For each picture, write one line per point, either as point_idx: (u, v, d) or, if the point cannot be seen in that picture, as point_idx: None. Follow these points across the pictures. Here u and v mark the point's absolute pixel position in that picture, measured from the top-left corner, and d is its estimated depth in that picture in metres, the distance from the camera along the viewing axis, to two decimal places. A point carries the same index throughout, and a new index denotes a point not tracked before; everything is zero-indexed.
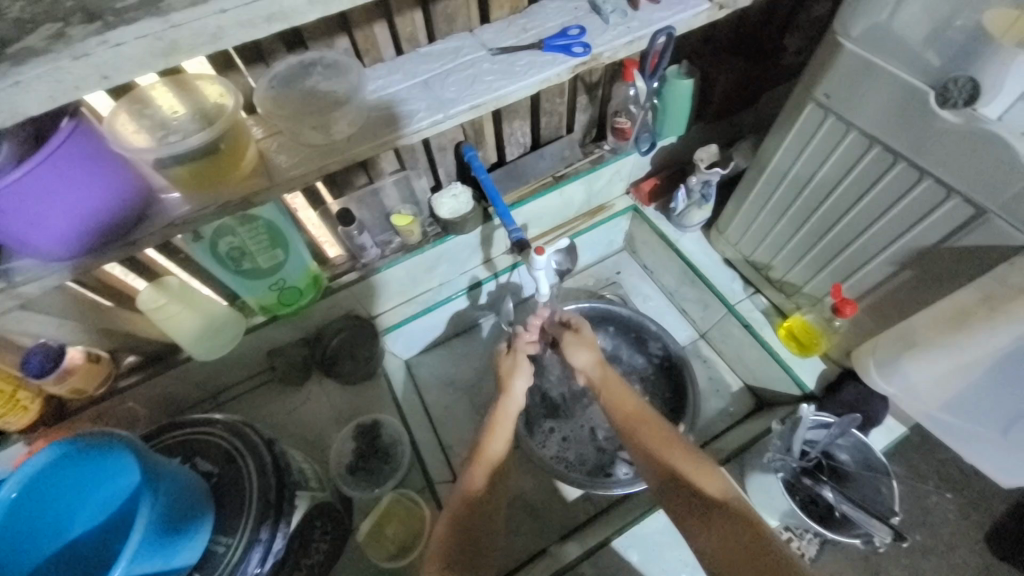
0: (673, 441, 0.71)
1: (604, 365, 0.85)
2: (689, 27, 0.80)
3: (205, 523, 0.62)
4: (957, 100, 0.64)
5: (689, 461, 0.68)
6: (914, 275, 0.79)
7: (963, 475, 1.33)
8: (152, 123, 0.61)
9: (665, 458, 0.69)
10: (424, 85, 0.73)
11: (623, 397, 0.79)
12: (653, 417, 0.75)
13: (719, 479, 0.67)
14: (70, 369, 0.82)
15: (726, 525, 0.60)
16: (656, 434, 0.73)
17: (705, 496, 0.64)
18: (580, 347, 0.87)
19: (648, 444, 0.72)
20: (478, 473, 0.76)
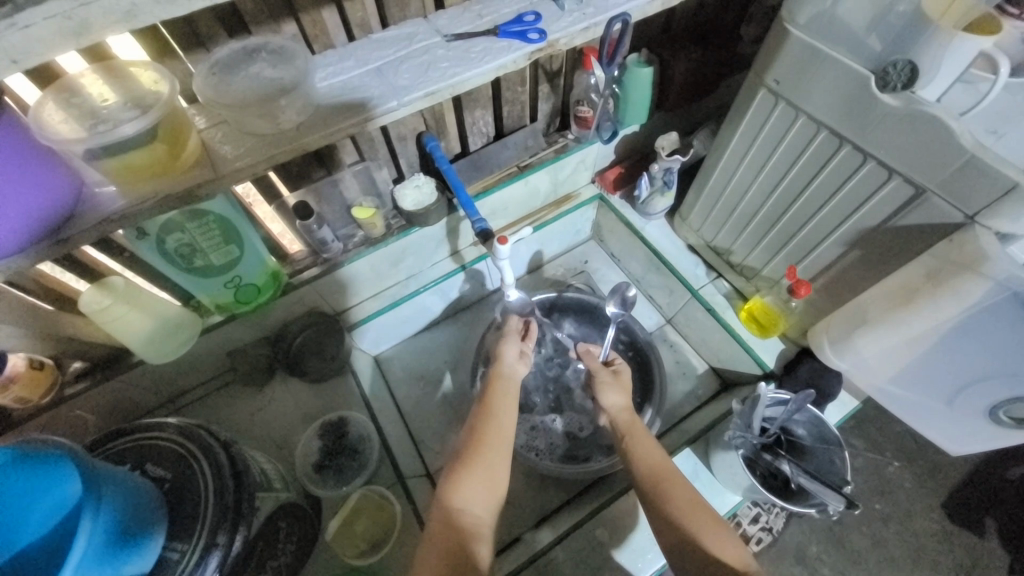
0: (695, 504, 0.71)
1: (632, 413, 0.87)
2: (644, 14, 0.80)
3: (157, 528, 0.59)
4: (897, 83, 0.67)
5: (709, 524, 0.68)
6: (861, 254, 0.82)
7: (917, 445, 1.40)
8: (81, 112, 0.57)
9: (682, 519, 0.69)
10: (376, 72, 0.71)
11: (646, 448, 0.80)
12: (676, 474, 0.75)
13: (733, 544, 0.66)
14: (14, 377, 0.78)
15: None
16: (679, 494, 0.73)
17: (724, 562, 0.63)
18: (614, 390, 0.89)
19: (674, 498, 0.72)
20: (460, 481, 0.70)
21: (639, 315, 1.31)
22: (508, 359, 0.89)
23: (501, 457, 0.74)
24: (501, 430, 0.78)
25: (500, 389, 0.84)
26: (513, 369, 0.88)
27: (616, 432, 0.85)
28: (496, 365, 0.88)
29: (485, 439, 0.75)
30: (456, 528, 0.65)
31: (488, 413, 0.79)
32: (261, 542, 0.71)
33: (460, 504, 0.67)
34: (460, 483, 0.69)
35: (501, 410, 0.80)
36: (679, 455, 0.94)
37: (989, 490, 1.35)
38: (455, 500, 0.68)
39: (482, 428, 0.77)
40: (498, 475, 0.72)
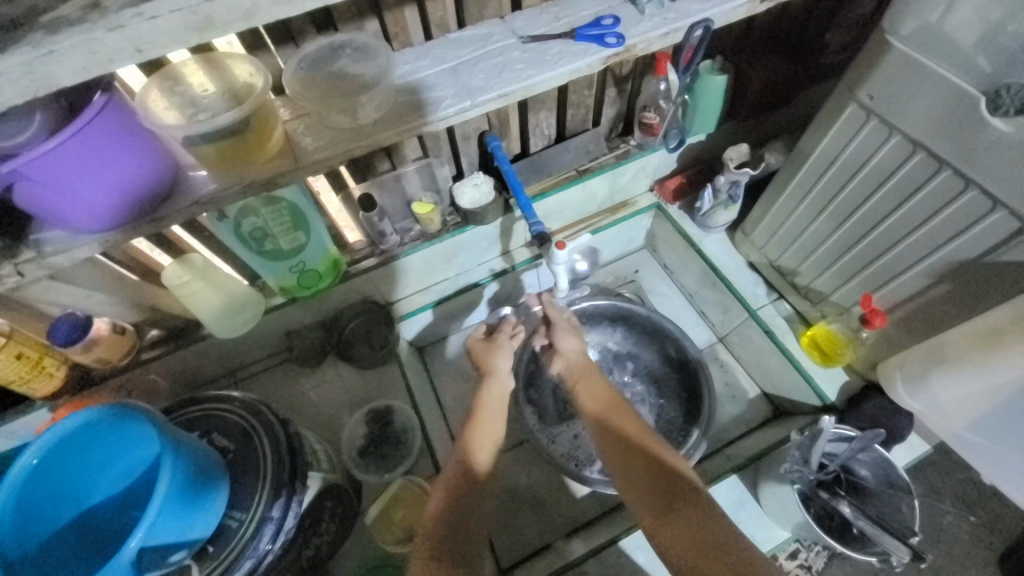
0: (643, 431, 0.74)
1: (585, 358, 0.90)
2: (728, 20, 0.77)
3: (221, 496, 0.63)
4: (1008, 107, 0.60)
5: (660, 451, 0.70)
6: (951, 289, 0.76)
7: (1010, 507, 1.24)
8: (183, 100, 0.62)
9: (635, 449, 0.71)
10: (452, 72, 0.72)
11: (592, 389, 0.83)
12: (624, 408, 0.78)
13: (683, 468, 0.68)
14: (97, 340, 0.83)
15: (691, 515, 0.61)
16: (629, 429, 0.75)
17: (673, 482, 0.66)
18: (569, 335, 0.92)
19: (621, 430, 0.74)
20: (475, 434, 0.78)
21: (689, 330, 1.27)
22: (502, 372, 0.88)
23: (497, 413, 0.82)
24: (502, 384, 0.86)
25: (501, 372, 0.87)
26: (503, 382, 0.86)
27: (570, 373, 0.88)
28: (490, 380, 0.86)
29: (485, 397, 0.83)
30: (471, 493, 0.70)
31: (483, 405, 0.82)
32: (308, 520, 0.74)
33: (482, 465, 0.74)
34: (474, 437, 0.77)
35: (500, 370, 0.87)
36: (724, 480, 0.91)
37: None
38: (475, 460, 0.74)
39: (481, 388, 0.85)
40: (501, 425, 0.82)
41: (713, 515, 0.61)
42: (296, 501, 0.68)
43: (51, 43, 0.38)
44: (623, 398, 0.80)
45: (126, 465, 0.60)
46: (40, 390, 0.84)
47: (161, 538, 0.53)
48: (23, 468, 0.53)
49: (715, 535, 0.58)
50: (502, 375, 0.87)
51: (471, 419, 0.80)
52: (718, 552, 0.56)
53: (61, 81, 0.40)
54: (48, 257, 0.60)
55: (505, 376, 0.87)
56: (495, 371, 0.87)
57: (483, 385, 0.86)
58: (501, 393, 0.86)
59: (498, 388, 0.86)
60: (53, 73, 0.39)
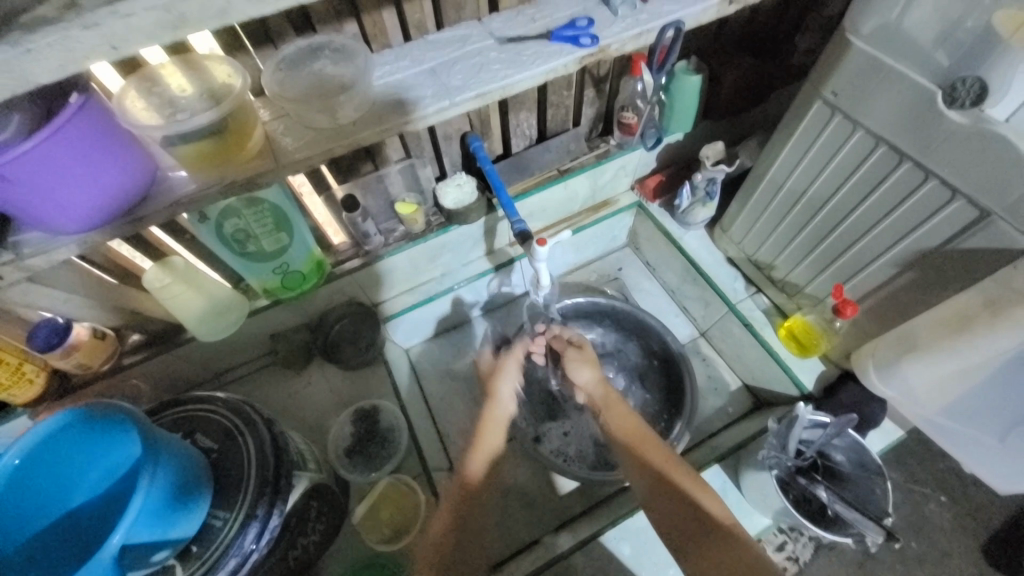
0: (677, 462, 0.72)
1: (606, 384, 0.87)
2: (698, 22, 0.80)
3: (205, 497, 0.63)
4: (964, 100, 0.64)
5: (694, 485, 0.69)
6: (917, 276, 0.79)
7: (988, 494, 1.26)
8: (161, 101, 0.62)
9: (671, 481, 0.69)
10: (430, 72, 0.73)
11: (621, 418, 0.80)
12: (654, 438, 0.76)
13: (719, 500, 0.68)
14: (76, 345, 0.82)
15: (730, 554, 0.61)
16: (661, 458, 0.73)
17: (710, 519, 0.65)
18: (582, 366, 0.89)
19: (654, 464, 0.72)
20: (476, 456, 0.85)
21: (672, 325, 1.29)
22: (504, 396, 0.94)
23: (499, 432, 0.90)
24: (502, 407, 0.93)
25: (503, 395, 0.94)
26: (505, 406, 0.93)
27: (593, 406, 0.86)
28: (492, 405, 0.93)
29: (489, 418, 0.91)
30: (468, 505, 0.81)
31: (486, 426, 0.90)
32: (294, 519, 0.74)
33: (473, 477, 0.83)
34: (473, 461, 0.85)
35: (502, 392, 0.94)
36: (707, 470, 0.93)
37: None
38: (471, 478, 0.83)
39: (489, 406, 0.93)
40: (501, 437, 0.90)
41: (744, 549, 0.61)
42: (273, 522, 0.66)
43: (28, 41, 0.39)
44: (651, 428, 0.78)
45: (108, 468, 0.60)
46: (20, 398, 0.83)
47: (146, 536, 0.53)
48: (4, 468, 0.54)
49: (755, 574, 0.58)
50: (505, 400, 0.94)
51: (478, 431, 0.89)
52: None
53: (37, 78, 0.41)
54: (25, 259, 0.59)
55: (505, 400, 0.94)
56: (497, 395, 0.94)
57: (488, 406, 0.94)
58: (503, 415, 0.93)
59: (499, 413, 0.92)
60: (29, 71, 0.40)
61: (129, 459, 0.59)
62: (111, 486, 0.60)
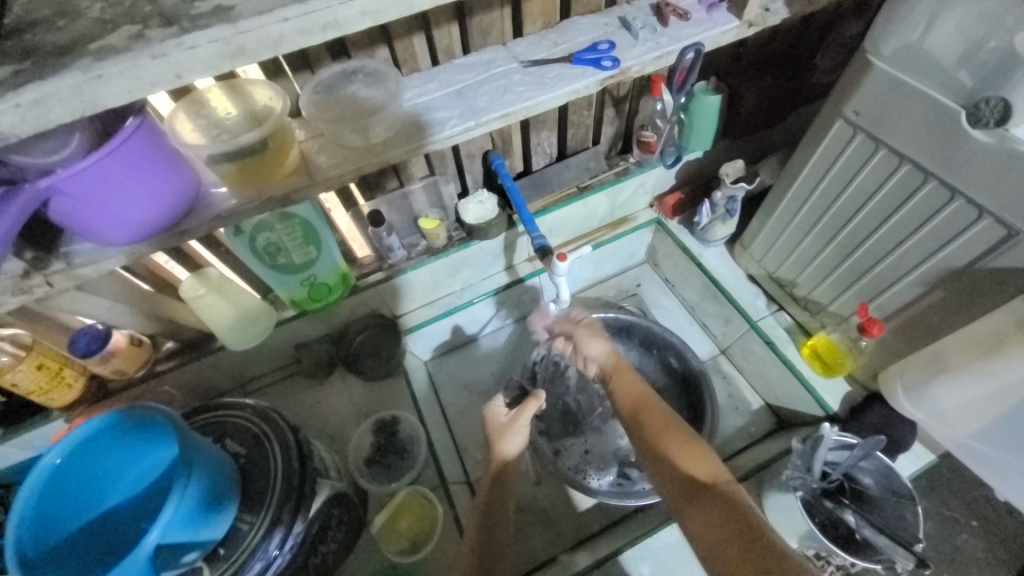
0: (672, 427, 0.74)
1: (616, 355, 0.92)
2: (718, 44, 0.81)
3: (233, 500, 0.64)
4: (988, 120, 0.63)
5: (685, 446, 0.70)
6: (945, 296, 0.77)
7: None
8: (207, 123, 0.67)
9: (661, 447, 0.72)
10: (457, 94, 0.77)
11: (627, 383, 0.85)
12: (653, 403, 0.79)
13: (711, 463, 0.67)
14: (114, 352, 0.86)
15: (713, 507, 0.61)
16: (658, 423, 0.76)
17: (696, 481, 0.65)
18: (593, 339, 0.94)
19: (651, 426, 0.75)
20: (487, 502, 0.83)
21: (691, 342, 1.28)
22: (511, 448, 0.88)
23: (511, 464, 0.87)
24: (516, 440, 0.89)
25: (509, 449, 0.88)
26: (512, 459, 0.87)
27: (604, 375, 0.91)
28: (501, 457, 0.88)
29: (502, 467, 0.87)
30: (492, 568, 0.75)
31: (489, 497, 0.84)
32: (317, 527, 0.75)
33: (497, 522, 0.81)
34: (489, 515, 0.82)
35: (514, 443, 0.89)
36: None
37: None
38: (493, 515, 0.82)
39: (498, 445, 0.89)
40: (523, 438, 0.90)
41: (726, 507, 0.60)
42: (294, 535, 0.67)
43: (100, 68, 0.42)
44: (655, 395, 0.81)
45: (149, 462, 0.63)
46: (59, 401, 0.87)
47: (178, 536, 0.55)
48: (47, 467, 0.56)
49: (735, 523, 0.57)
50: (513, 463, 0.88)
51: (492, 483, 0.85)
52: (737, 539, 0.56)
53: (106, 102, 0.44)
54: (77, 268, 0.63)
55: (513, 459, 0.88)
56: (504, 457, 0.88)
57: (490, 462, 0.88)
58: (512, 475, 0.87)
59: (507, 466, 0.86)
60: (99, 95, 0.43)
61: (165, 461, 0.63)
62: (147, 486, 0.64)
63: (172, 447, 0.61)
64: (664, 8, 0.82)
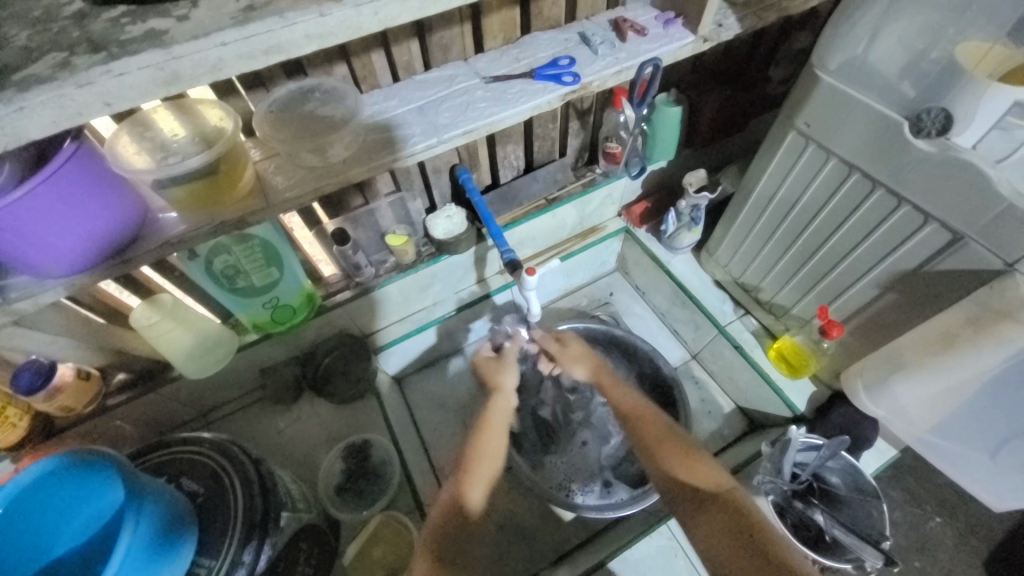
0: (668, 435, 0.75)
1: (599, 366, 0.90)
2: (675, 59, 0.83)
3: (188, 547, 0.60)
4: (931, 130, 0.67)
5: (681, 455, 0.72)
6: (898, 297, 0.81)
7: (988, 512, 1.24)
8: (152, 145, 0.64)
9: (654, 453, 0.73)
10: (419, 111, 0.76)
11: (620, 394, 0.83)
12: (652, 414, 0.79)
13: (712, 470, 0.70)
14: (60, 388, 0.81)
15: (719, 515, 0.64)
16: (653, 431, 0.76)
17: (700, 488, 0.67)
18: (577, 363, 0.92)
19: (645, 440, 0.75)
20: (471, 483, 0.75)
21: (663, 348, 1.30)
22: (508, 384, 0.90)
23: (495, 456, 0.80)
24: (499, 434, 0.83)
25: (496, 419, 0.84)
26: (507, 398, 0.88)
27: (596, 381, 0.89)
28: (497, 392, 0.88)
29: (482, 443, 0.80)
30: (463, 530, 0.71)
31: (478, 453, 0.79)
32: (283, 562, 0.71)
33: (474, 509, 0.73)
34: (470, 484, 0.75)
35: (493, 426, 0.83)
36: None
37: None
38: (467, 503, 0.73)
39: (479, 435, 0.81)
40: (498, 458, 0.80)
41: (733, 517, 0.63)
42: (269, 543, 0.66)
43: (22, 100, 0.40)
44: (654, 404, 0.81)
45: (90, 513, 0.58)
46: (1, 443, 0.81)
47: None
48: None
49: (740, 528, 0.61)
50: (509, 392, 0.89)
51: (478, 432, 0.82)
52: (745, 550, 0.59)
53: (29, 133, 0.42)
54: (13, 304, 0.59)
55: (511, 392, 0.89)
56: (503, 388, 0.89)
57: (490, 401, 0.88)
58: (507, 407, 0.88)
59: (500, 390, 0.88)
60: (21, 127, 0.41)
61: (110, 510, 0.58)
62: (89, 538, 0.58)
63: (116, 493, 0.57)
64: (622, 24, 0.83)
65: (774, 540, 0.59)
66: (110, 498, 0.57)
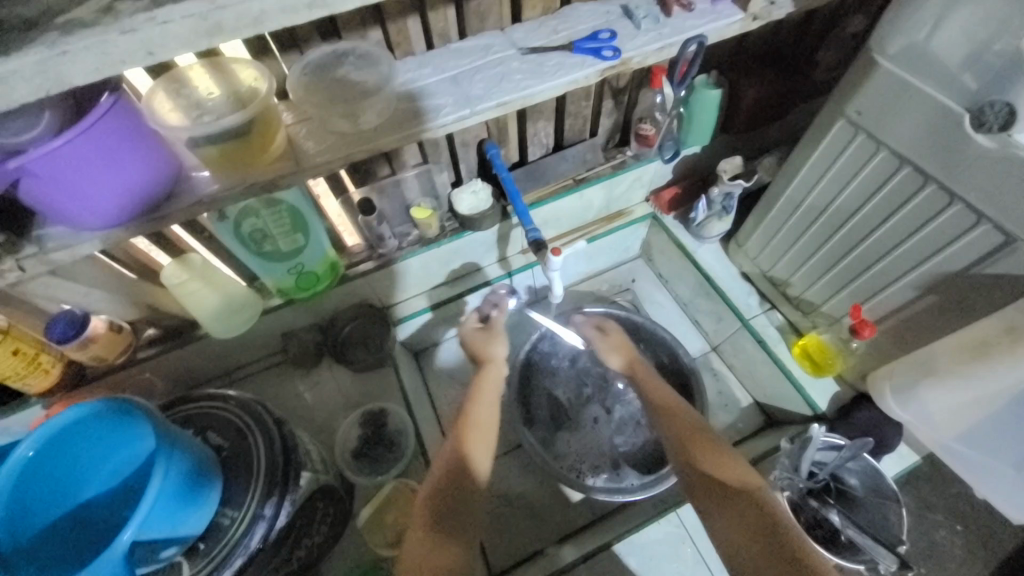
0: (699, 431, 0.75)
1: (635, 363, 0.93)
2: (721, 37, 0.79)
3: (212, 498, 0.63)
4: (992, 125, 0.62)
5: (710, 450, 0.72)
6: (938, 300, 0.77)
7: (1007, 527, 1.21)
8: (187, 103, 0.64)
9: (683, 444, 0.74)
10: (452, 81, 0.74)
11: (654, 389, 0.85)
12: (685, 410, 0.79)
13: (741, 468, 0.69)
14: (94, 337, 0.84)
15: (743, 511, 0.63)
16: (684, 426, 0.77)
17: (726, 482, 0.67)
18: (614, 350, 0.94)
19: (675, 432, 0.76)
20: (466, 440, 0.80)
21: (682, 338, 1.28)
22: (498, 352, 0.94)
23: (489, 424, 0.84)
24: (491, 403, 0.87)
25: (488, 387, 0.89)
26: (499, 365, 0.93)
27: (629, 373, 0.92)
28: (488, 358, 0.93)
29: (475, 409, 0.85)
30: (464, 484, 0.75)
31: (472, 419, 0.83)
32: (300, 521, 0.73)
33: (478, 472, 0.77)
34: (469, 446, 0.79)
35: (483, 394, 0.88)
36: None
37: None
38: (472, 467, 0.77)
39: (471, 402, 0.86)
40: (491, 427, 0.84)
41: (760, 513, 0.62)
42: (289, 501, 0.68)
43: (67, 45, 0.40)
44: (687, 402, 0.82)
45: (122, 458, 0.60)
46: (36, 387, 0.84)
47: (164, 519, 0.54)
48: (19, 460, 0.54)
49: (766, 525, 0.60)
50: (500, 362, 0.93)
51: (469, 401, 0.87)
52: (769, 544, 0.58)
53: (72, 80, 0.42)
54: (50, 253, 0.61)
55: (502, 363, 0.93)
56: (495, 359, 0.93)
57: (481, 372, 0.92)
58: (499, 377, 0.92)
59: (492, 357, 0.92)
60: (65, 72, 0.41)
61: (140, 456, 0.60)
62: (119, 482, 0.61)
63: (146, 440, 0.59)
64: None
65: (800, 539, 0.58)
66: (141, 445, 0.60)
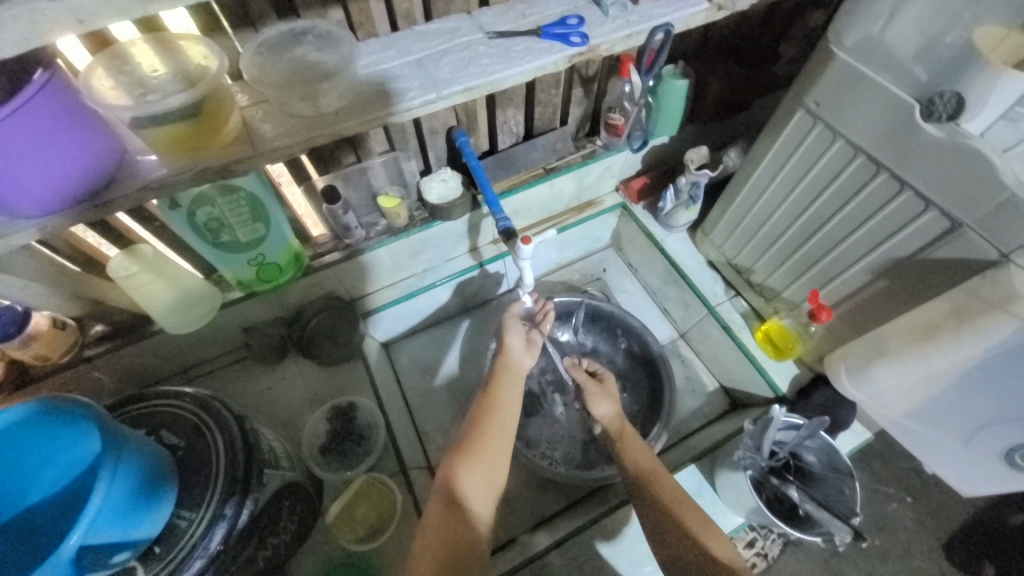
0: (687, 502, 0.74)
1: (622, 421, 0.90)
2: (686, 26, 0.80)
3: (167, 500, 0.60)
4: (942, 113, 0.66)
5: (702, 524, 0.71)
6: (889, 284, 0.81)
7: (948, 497, 1.29)
8: (130, 80, 0.59)
9: (675, 513, 0.72)
10: (417, 64, 0.72)
11: (641, 453, 0.82)
12: (670, 477, 0.78)
13: (729, 547, 0.68)
14: (35, 334, 0.79)
15: None
16: (670, 494, 0.75)
17: (715, 560, 0.66)
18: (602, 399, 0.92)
19: (663, 500, 0.74)
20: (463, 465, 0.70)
21: (652, 325, 1.30)
22: (514, 350, 0.90)
23: (501, 448, 0.74)
24: (506, 421, 0.77)
25: (504, 394, 0.81)
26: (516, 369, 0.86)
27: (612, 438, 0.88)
28: (503, 355, 0.88)
29: (487, 429, 0.75)
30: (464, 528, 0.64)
31: (482, 433, 0.74)
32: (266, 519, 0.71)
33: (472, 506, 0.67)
34: (467, 468, 0.69)
35: (501, 402, 0.79)
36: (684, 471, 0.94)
37: (1011, 546, 1.24)
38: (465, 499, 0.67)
39: (485, 416, 0.77)
40: (503, 459, 0.73)
41: None
42: (251, 498, 0.66)
43: None
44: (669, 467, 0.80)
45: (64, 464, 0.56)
46: None
47: (114, 524, 0.51)
48: None
49: None
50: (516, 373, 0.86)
51: (479, 412, 0.77)
52: None
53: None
54: None
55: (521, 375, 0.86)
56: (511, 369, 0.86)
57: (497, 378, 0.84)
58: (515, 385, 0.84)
59: (510, 364, 0.86)
60: None
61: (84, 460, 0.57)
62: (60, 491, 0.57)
63: (92, 443, 0.56)
64: None
65: None
66: (84, 448, 0.56)
